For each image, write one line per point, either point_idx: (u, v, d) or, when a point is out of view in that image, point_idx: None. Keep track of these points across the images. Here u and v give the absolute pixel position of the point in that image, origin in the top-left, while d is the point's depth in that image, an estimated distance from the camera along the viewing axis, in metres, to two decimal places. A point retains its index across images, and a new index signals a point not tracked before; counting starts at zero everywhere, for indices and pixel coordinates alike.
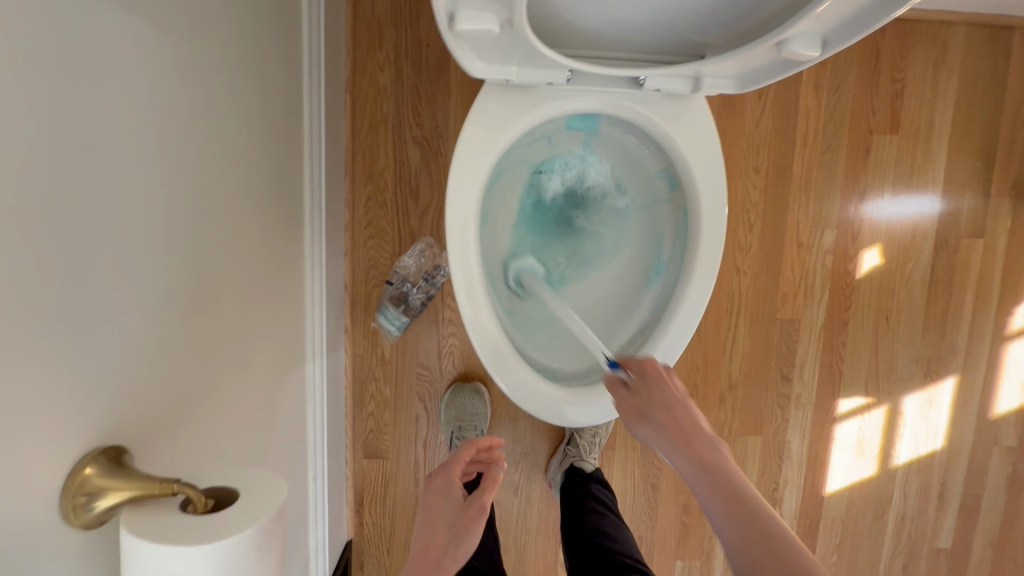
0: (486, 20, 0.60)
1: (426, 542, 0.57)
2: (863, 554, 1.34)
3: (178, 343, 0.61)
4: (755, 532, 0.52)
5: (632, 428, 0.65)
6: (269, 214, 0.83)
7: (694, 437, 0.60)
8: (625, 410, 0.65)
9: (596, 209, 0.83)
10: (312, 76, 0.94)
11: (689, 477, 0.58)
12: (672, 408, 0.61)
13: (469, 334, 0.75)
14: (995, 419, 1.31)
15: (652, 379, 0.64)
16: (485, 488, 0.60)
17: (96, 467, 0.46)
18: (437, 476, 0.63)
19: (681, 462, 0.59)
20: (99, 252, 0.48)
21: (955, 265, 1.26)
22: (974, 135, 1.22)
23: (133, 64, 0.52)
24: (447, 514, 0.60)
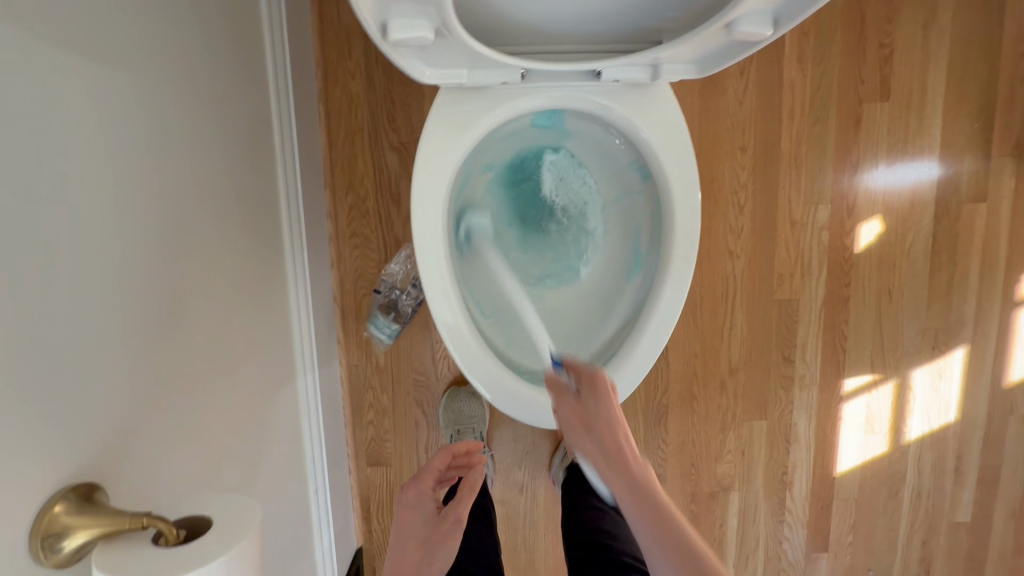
0: (419, 27, 0.60)
1: (400, 559, 0.63)
2: (879, 533, 1.32)
3: (152, 372, 0.61)
4: (685, 554, 0.52)
5: (571, 441, 0.64)
6: (244, 234, 0.84)
7: (632, 461, 0.58)
8: (568, 420, 0.64)
9: (569, 206, 0.82)
10: (280, 91, 0.93)
11: (622, 501, 0.57)
12: (615, 429, 0.60)
13: (444, 342, 0.76)
14: (1010, 387, 1.27)
15: (597, 394, 0.63)
16: (461, 500, 0.65)
17: (64, 505, 0.47)
18: (410, 487, 0.70)
19: (615, 483, 0.58)
20: (58, 289, 0.49)
21: (957, 232, 1.21)
22: (971, 95, 1.17)
23: (77, 102, 0.52)
24: (420, 529, 0.66)
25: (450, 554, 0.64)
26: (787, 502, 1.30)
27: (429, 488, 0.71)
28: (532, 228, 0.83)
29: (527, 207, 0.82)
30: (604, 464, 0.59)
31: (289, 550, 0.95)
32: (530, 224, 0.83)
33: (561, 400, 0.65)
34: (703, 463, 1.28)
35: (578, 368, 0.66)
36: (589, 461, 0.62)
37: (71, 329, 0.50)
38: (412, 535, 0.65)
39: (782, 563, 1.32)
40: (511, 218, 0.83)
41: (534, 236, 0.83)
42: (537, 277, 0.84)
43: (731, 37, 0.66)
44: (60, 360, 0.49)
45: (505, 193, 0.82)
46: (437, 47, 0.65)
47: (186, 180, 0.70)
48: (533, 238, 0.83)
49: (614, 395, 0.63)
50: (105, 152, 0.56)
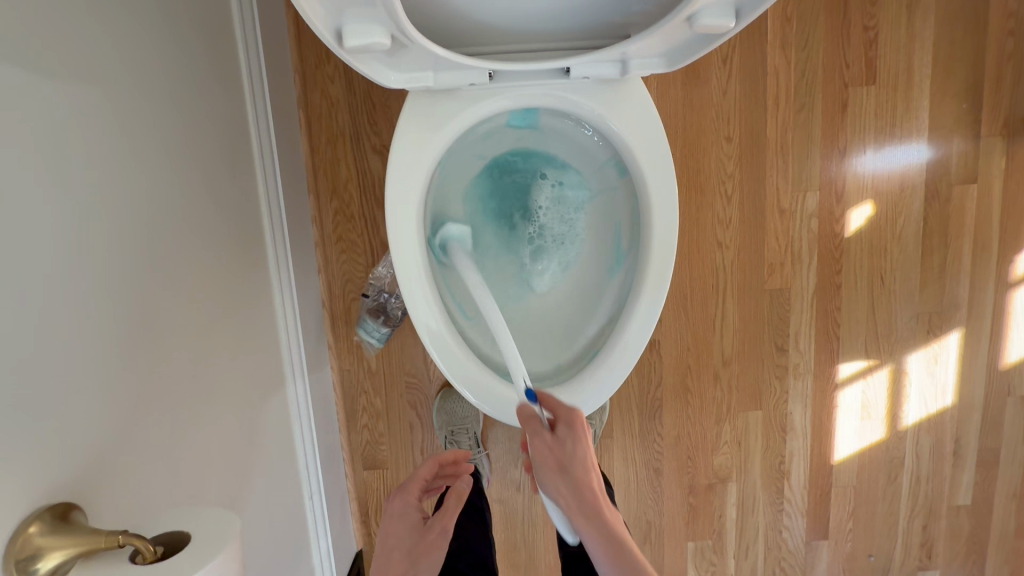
0: (371, 32, 0.61)
1: (384, 568, 0.63)
2: (879, 519, 1.31)
3: (130, 388, 0.62)
4: None
5: (542, 478, 0.64)
6: (224, 244, 0.84)
7: (605, 509, 0.62)
8: (541, 456, 0.64)
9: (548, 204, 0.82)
10: (255, 98, 0.92)
11: (594, 548, 0.59)
12: (589, 470, 0.63)
13: (425, 348, 0.77)
14: (1006, 369, 1.26)
15: (575, 433, 0.65)
16: (446, 509, 0.65)
17: (39, 526, 0.47)
18: (395, 498, 0.69)
19: (590, 531, 0.60)
20: (27, 312, 0.49)
21: (949, 214, 1.20)
22: (958, 76, 1.16)
23: (40, 123, 0.52)
24: (404, 539, 0.65)
25: (435, 565, 0.63)
26: (785, 491, 1.30)
27: (416, 497, 0.70)
28: (512, 226, 0.83)
29: (506, 207, 0.83)
30: (573, 504, 0.62)
31: (284, 557, 0.96)
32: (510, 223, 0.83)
33: (537, 436, 0.65)
34: (699, 455, 1.28)
35: (555, 405, 0.68)
36: (556, 499, 0.63)
37: (40, 351, 0.50)
38: (396, 545, 0.65)
39: (782, 552, 1.32)
40: (489, 217, 0.83)
41: (515, 235, 0.83)
42: (520, 277, 0.84)
43: (694, 29, 0.65)
44: (29, 383, 0.49)
45: (484, 192, 0.82)
46: (399, 52, 0.66)
47: (161, 193, 0.69)
48: (514, 236, 0.83)
49: (588, 437, 0.65)
50: (75, 173, 0.56)
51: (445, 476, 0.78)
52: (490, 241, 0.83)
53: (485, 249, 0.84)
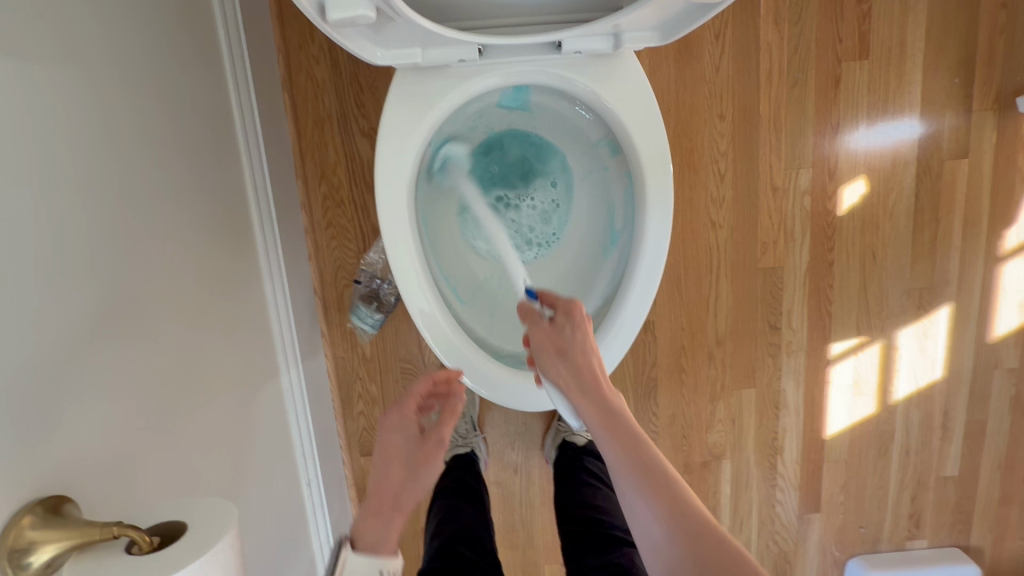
0: (357, 6, 0.59)
1: (386, 477, 0.70)
2: (869, 492, 1.34)
3: (121, 377, 0.61)
4: (645, 463, 0.59)
5: (544, 361, 0.70)
6: (212, 231, 0.82)
7: (603, 386, 0.66)
8: (541, 343, 0.70)
9: (535, 183, 0.81)
10: (239, 81, 0.90)
11: (592, 420, 0.64)
12: (587, 354, 0.68)
13: (420, 333, 0.77)
14: (994, 342, 1.28)
15: (573, 321, 0.70)
16: (443, 423, 0.74)
17: (31, 518, 0.46)
18: (393, 412, 0.74)
19: (587, 405, 0.65)
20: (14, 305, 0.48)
21: (940, 190, 1.20)
22: (950, 50, 1.15)
23: (18, 106, 0.49)
24: (403, 450, 0.72)
25: (432, 470, 0.72)
26: (778, 466, 1.32)
27: (412, 412, 0.75)
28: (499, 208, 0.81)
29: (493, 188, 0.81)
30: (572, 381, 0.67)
31: (283, 542, 0.96)
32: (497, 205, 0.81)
33: (537, 326, 0.71)
34: (694, 433, 1.29)
35: (553, 298, 0.73)
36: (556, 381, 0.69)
37: (28, 343, 0.49)
38: (397, 453, 0.72)
39: (775, 526, 1.35)
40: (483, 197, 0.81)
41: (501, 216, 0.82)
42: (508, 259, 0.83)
43: None
44: (19, 376, 0.48)
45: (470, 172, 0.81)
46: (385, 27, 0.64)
47: (146, 178, 0.68)
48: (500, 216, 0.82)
49: (586, 322, 0.71)
50: (57, 160, 0.54)
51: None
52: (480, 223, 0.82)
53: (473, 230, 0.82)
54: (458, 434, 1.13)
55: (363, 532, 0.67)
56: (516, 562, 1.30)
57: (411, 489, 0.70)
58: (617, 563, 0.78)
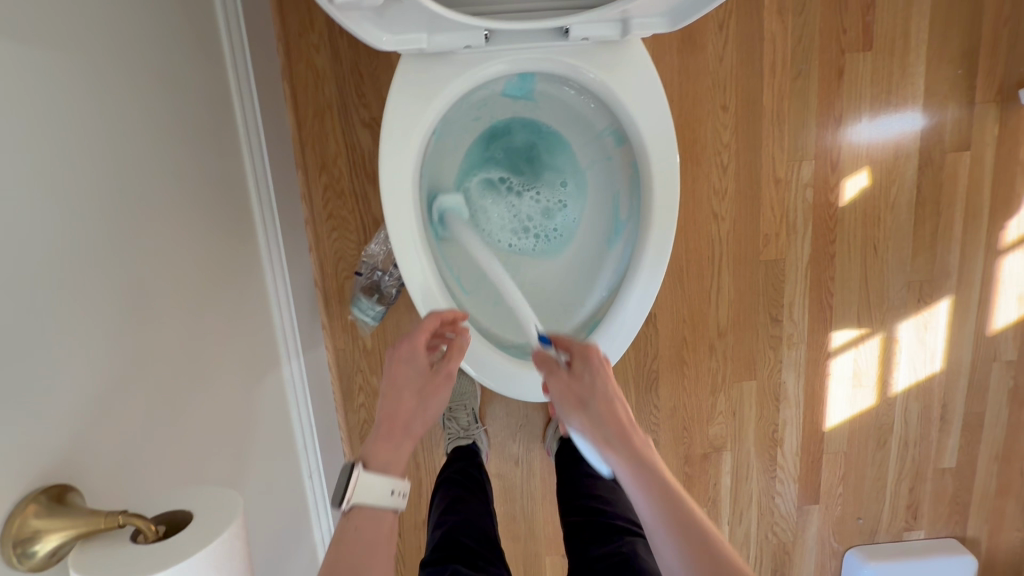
0: None
1: (396, 407, 0.67)
2: (868, 483, 1.35)
3: (125, 365, 0.60)
4: (684, 522, 0.57)
5: (566, 414, 0.67)
6: (213, 221, 0.81)
7: (632, 435, 0.64)
8: (561, 394, 0.67)
9: (539, 175, 0.82)
10: (239, 68, 0.89)
11: (624, 476, 0.62)
12: (611, 401, 0.65)
13: (422, 315, 0.75)
14: (993, 335, 1.28)
15: (593, 368, 0.67)
16: (452, 359, 0.71)
17: (36, 507, 0.46)
18: (402, 344, 0.70)
19: (617, 458, 0.62)
20: (18, 291, 0.47)
21: (941, 182, 1.20)
22: (954, 41, 1.14)
23: (18, 90, 0.49)
24: (414, 380, 0.69)
25: (440, 402, 0.70)
26: (778, 458, 1.32)
27: (422, 344, 0.71)
28: (502, 199, 0.83)
29: (498, 178, 0.82)
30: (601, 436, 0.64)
31: (285, 534, 0.96)
32: (501, 195, 0.83)
33: (554, 374, 0.68)
34: (695, 425, 1.29)
35: (569, 342, 0.71)
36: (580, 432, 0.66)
37: (32, 330, 0.49)
38: (406, 384, 0.69)
39: (774, 517, 1.36)
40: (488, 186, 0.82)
41: (504, 207, 0.83)
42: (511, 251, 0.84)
43: None
44: (24, 363, 0.48)
45: (476, 165, 0.82)
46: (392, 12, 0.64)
47: (149, 166, 0.67)
48: (504, 206, 0.83)
49: (605, 365, 0.69)
50: (60, 146, 0.53)
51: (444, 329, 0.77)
52: (487, 212, 0.83)
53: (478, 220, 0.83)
54: (460, 426, 1.12)
55: (375, 455, 0.65)
56: (517, 553, 1.30)
57: (421, 416, 0.68)
58: (620, 552, 0.77)
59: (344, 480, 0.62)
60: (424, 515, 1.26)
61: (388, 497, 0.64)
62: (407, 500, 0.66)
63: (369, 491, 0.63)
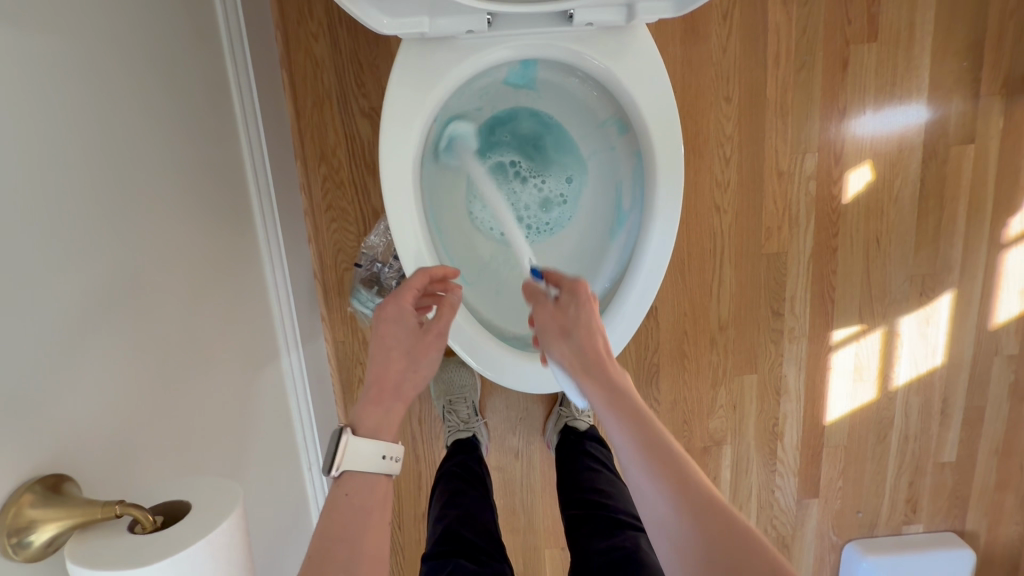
0: None
1: (386, 367, 0.67)
2: (868, 477, 1.35)
3: (123, 354, 0.60)
4: (646, 443, 0.58)
5: (548, 342, 0.68)
6: (212, 210, 0.80)
7: (609, 365, 0.65)
8: (546, 323, 0.69)
9: (543, 164, 0.82)
10: (236, 55, 0.87)
11: (598, 401, 0.63)
12: (593, 332, 0.66)
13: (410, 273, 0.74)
14: (995, 329, 1.28)
15: (578, 300, 0.68)
16: (442, 317, 0.71)
17: (30, 497, 0.45)
18: (390, 304, 0.69)
19: (592, 386, 0.63)
20: (15, 279, 0.47)
21: (945, 175, 1.20)
22: (959, 33, 1.13)
23: (13, 73, 0.48)
24: (403, 341, 0.68)
25: (430, 360, 0.70)
26: (778, 452, 1.32)
27: (410, 303, 0.70)
28: (501, 185, 0.82)
29: (501, 162, 0.81)
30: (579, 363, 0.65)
31: (285, 526, 0.96)
32: (501, 180, 0.81)
33: (540, 306, 0.70)
34: (695, 419, 1.29)
35: (558, 276, 0.71)
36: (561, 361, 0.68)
37: (29, 318, 0.48)
38: (395, 344, 0.68)
39: (774, 510, 1.36)
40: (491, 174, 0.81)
41: (502, 194, 0.82)
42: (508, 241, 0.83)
43: None
44: (20, 352, 0.47)
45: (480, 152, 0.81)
46: None
47: (148, 152, 0.66)
48: (504, 193, 0.82)
49: (592, 301, 0.68)
50: (56, 132, 0.52)
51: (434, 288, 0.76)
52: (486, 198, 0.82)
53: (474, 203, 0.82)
54: (460, 419, 1.11)
55: (363, 420, 0.65)
56: (516, 546, 1.30)
57: (412, 378, 0.68)
58: (622, 546, 0.77)
59: (333, 445, 0.61)
60: (424, 507, 1.26)
61: (379, 462, 0.64)
62: (399, 463, 0.66)
63: (359, 456, 0.62)
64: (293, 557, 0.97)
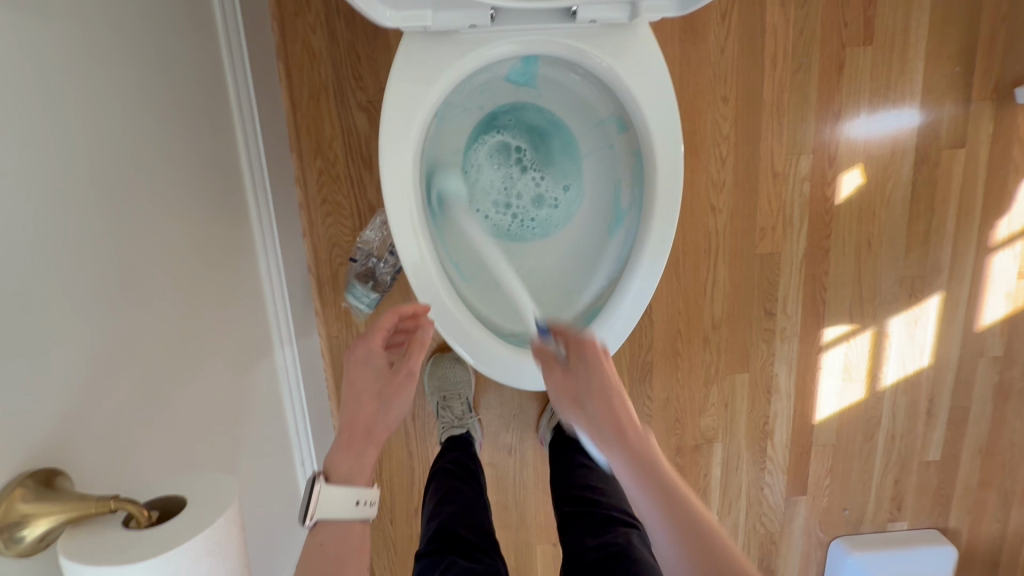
0: None
1: (357, 411, 0.68)
2: (855, 475, 1.37)
3: (117, 346, 0.59)
4: (683, 527, 0.52)
5: (564, 413, 0.62)
6: (205, 201, 0.79)
7: (631, 432, 0.58)
8: (557, 389, 0.63)
9: (544, 156, 0.82)
10: (232, 44, 0.86)
11: (623, 480, 0.56)
12: (608, 395, 0.59)
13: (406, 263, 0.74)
14: (981, 330, 1.30)
15: (588, 362, 0.61)
16: (411, 356, 0.71)
17: (22, 492, 0.44)
18: (359, 346, 0.71)
19: (615, 463, 0.57)
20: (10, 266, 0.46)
21: (936, 179, 1.21)
22: (953, 37, 1.15)
23: (11, 59, 0.47)
24: (372, 384, 0.70)
25: (403, 402, 0.71)
26: (768, 450, 1.34)
27: (379, 345, 0.72)
28: (501, 169, 0.82)
29: (507, 145, 0.82)
30: (599, 435, 0.58)
31: (277, 521, 0.95)
32: (502, 164, 0.82)
33: (550, 371, 0.64)
34: (687, 417, 1.30)
35: (566, 336, 0.65)
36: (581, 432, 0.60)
37: (24, 306, 0.48)
38: (365, 388, 0.70)
39: (762, 507, 1.37)
40: (494, 163, 0.82)
41: (500, 177, 0.82)
42: (503, 231, 0.84)
43: None
44: (16, 340, 0.47)
45: (482, 139, 0.81)
46: None
47: (142, 141, 0.65)
48: (502, 177, 0.82)
49: (604, 359, 0.62)
50: (51, 117, 0.52)
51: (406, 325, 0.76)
52: (486, 185, 0.82)
53: (471, 186, 0.82)
54: (454, 415, 1.11)
55: (337, 465, 0.67)
56: (508, 542, 1.31)
57: (383, 420, 0.69)
58: (616, 542, 0.77)
59: (306, 494, 0.63)
60: (416, 503, 1.26)
61: (353, 508, 0.65)
62: (375, 507, 0.67)
63: (333, 504, 0.64)
64: (285, 553, 0.97)
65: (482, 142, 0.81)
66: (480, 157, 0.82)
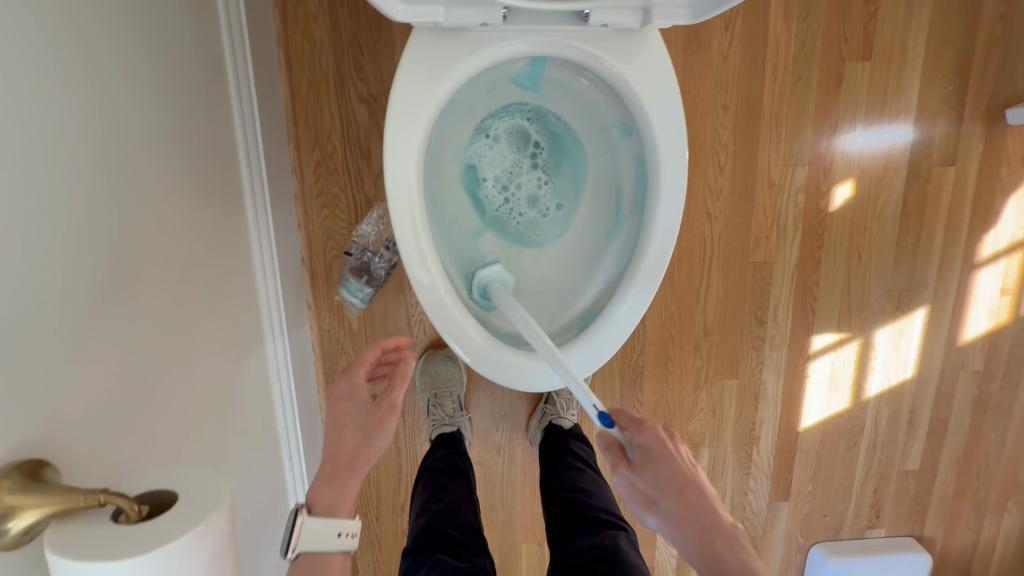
0: None
1: (340, 443, 0.70)
2: (836, 482, 1.39)
3: (105, 336, 0.57)
4: None
5: (639, 515, 0.59)
6: (201, 188, 0.78)
7: (714, 529, 0.57)
8: (630, 493, 0.59)
9: (554, 151, 0.82)
10: (232, 30, 0.85)
11: (707, 574, 0.56)
12: (686, 493, 0.58)
13: (403, 258, 0.73)
14: (963, 345, 1.33)
15: (663, 460, 0.59)
16: (394, 389, 0.74)
17: (8, 485, 0.43)
18: (342, 380, 0.76)
19: (699, 559, 0.56)
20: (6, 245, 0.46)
21: (926, 195, 1.24)
22: (948, 57, 1.17)
23: (16, 36, 0.47)
24: (356, 416, 0.73)
25: (386, 435, 0.73)
26: (753, 456, 1.36)
27: (362, 379, 0.76)
28: (514, 154, 0.82)
29: (526, 135, 0.82)
30: (680, 537, 0.57)
31: (263, 516, 0.94)
32: (517, 150, 0.82)
33: (624, 476, 0.60)
34: (675, 420, 1.31)
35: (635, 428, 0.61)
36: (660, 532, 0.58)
37: (19, 286, 0.47)
38: (348, 420, 0.73)
39: (745, 512, 1.39)
40: (507, 150, 0.82)
41: (509, 162, 0.82)
42: (507, 225, 0.83)
43: None
44: (10, 318, 0.46)
45: (494, 127, 0.80)
46: None
47: (138, 122, 0.64)
48: (513, 163, 0.82)
49: (679, 458, 0.60)
50: (55, 94, 0.51)
51: (388, 359, 0.82)
52: (495, 172, 0.82)
53: (480, 172, 0.82)
54: (444, 413, 1.10)
55: (325, 497, 0.68)
56: (493, 541, 1.31)
57: (365, 453, 0.71)
58: (603, 545, 0.78)
59: (289, 525, 0.64)
60: (403, 500, 1.25)
61: (334, 539, 0.66)
62: (356, 539, 0.68)
63: (313, 536, 0.65)
64: (271, 549, 0.96)
65: (493, 130, 0.80)
66: (498, 133, 0.81)
